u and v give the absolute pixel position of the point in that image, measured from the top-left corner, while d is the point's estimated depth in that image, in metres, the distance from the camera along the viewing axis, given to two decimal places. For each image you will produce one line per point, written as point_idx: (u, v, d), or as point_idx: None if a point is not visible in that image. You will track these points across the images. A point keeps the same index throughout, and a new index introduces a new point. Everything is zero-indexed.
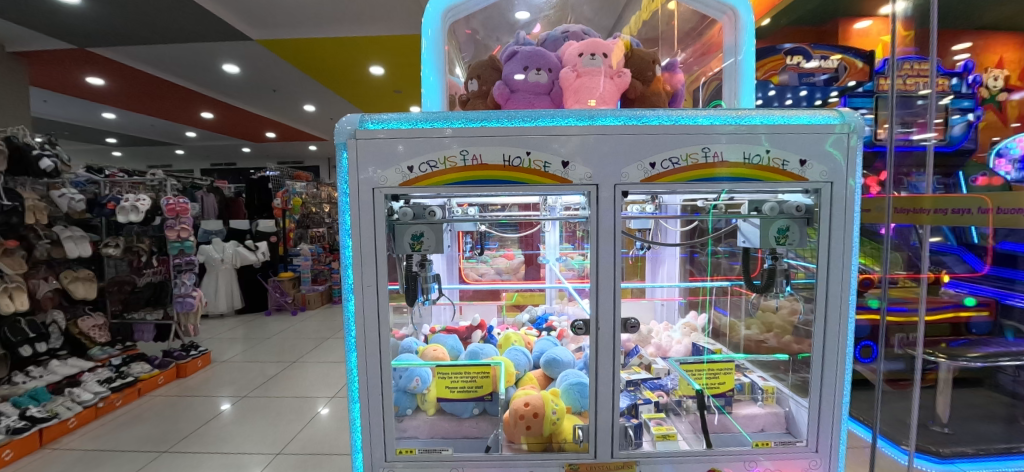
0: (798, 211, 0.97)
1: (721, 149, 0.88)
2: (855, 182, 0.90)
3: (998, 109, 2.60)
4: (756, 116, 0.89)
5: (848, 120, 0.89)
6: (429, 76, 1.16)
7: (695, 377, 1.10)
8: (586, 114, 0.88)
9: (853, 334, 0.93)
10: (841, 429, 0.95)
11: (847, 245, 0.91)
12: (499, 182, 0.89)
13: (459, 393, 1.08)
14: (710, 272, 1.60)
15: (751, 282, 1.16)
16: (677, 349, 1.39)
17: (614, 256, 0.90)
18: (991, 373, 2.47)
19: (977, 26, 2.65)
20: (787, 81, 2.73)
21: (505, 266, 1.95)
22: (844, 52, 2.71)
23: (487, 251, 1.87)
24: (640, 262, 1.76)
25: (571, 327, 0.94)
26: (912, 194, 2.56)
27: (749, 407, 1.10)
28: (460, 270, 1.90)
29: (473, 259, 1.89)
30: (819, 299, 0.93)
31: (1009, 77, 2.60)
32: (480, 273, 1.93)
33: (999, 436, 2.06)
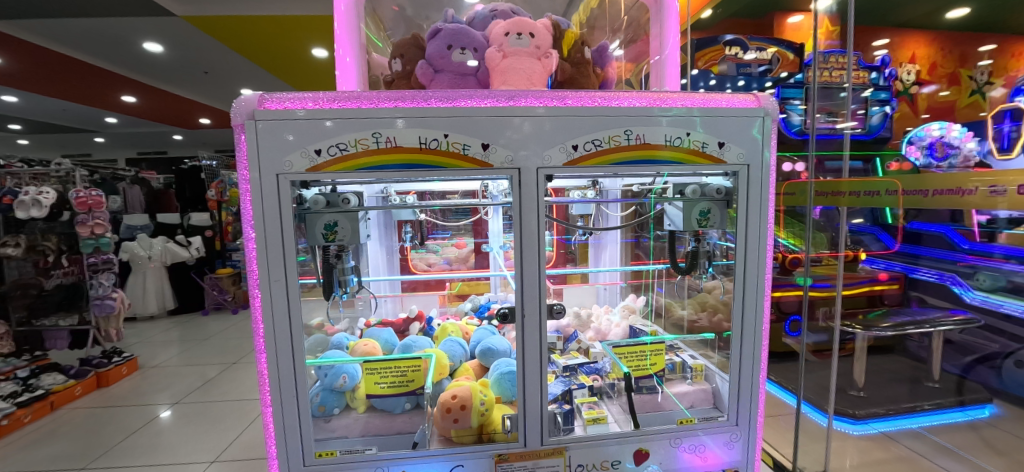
0: (718, 194, 0.98)
1: (643, 132, 0.88)
2: (769, 165, 0.92)
3: (910, 101, 3.36)
4: (675, 99, 0.89)
5: (764, 105, 0.92)
6: (341, 56, 1.07)
7: (626, 360, 1.09)
8: (507, 95, 0.85)
9: (768, 312, 0.97)
10: (759, 402, 0.99)
11: (762, 227, 0.94)
12: (417, 167, 0.85)
13: (389, 388, 1.06)
14: (653, 256, 1.48)
15: (676, 265, 1.17)
16: (615, 332, 1.33)
17: (539, 240, 0.88)
18: (900, 340, 2.72)
19: (895, 25, 3.23)
20: (727, 71, 2.88)
21: (454, 256, 1.84)
22: (777, 44, 2.84)
23: (435, 240, 1.78)
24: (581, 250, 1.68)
25: (497, 315, 0.91)
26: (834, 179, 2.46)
27: (679, 386, 1.14)
28: (405, 260, 1.84)
29: (420, 249, 1.82)
30: (737, 281, 0.95)
31: (920, 71, 3.29)
32: (429, 263, 1.85)
33: (905, 395, 2.27)
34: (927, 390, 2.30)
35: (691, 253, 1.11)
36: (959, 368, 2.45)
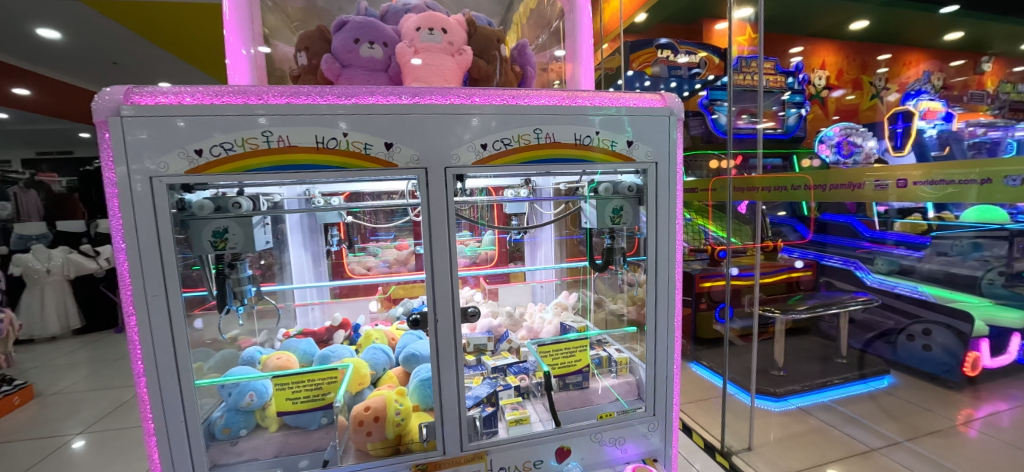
0: (629, 191, 1.00)
1: (552, 131, 0.88)
2: (674, 163, 0.95)
3: (822, 104, 3.92)
4: (582, 98, 0.89)
5: (669, 104, 0.94)
6: (229, 36, 1.01)
7: (550, 358, 1.08)
8: (410, 91, 0.82)
9: (679, 305, 1.00)
10: (673, 392, 1.03)
11: (671, 223, 0.96)
12: (314, 167, 0.79)
13: (303, 404, 0.98)
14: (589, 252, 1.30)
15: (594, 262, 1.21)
16: (547, 330, 1.33)
17: (450, 242, 0.85)
18: (814, 321, 2.98)
19: (808, 35, 3.75)
20: (660, 72, 3.08)
21: (394, 258, 1.63)
22: (705, 48, 3.16)
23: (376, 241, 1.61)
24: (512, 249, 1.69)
25: (408, 321, 0.87)
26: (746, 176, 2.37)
27: (604, 380, 1.15)
28: (343, 265, 1.70)
29: (357, 251, 1.67)
30: (649, 276, 0.98)
31: (829, 77, 3.85)
32: (367, 266, 1.68)
33: (817, 371, 2.49)
34: (835, 366, 2.53)
35: (607, 249, 1.14)
36: (861, 343, 2.67)
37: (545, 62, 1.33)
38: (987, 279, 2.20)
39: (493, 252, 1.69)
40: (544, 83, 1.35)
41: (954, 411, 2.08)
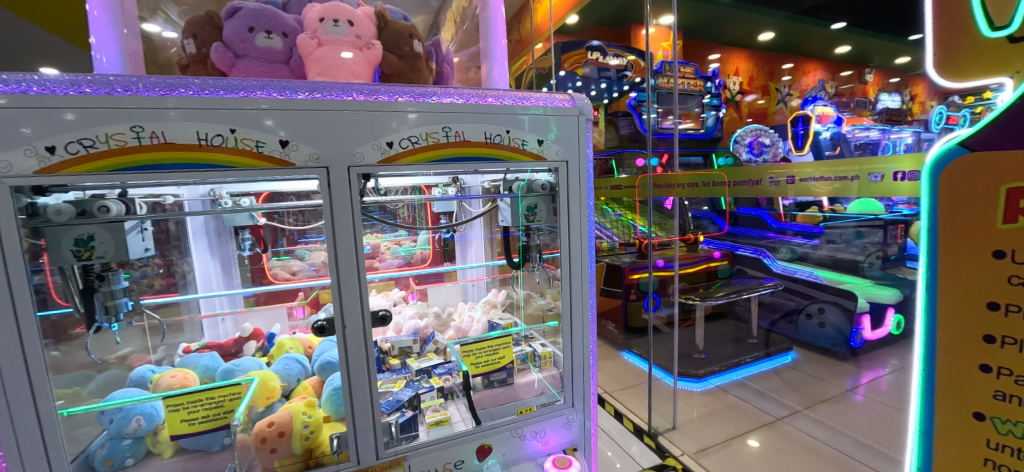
0: (543, 190, 1.05)
1: (462, 129, 0.88)
2: (583, 161, 0.99)
3: (736, 107, 4.26)
4: (491, 97, 0.90)
5: (577, 104, 0.98)
6: (90, 10, 0.88)
7: (476, 356, 1.08)
8: (307, 86, 0.77)
9: (593, 298, 1.05)
10: (590, 383, 1.07)
11: (582, 220, 1.00)
12: (198, 167, 0.73)
13: (202, 424, 0.89)
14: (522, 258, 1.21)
15: (512, 261, 1.29)
16: (475, 329, 1.31)
17: (357, 244, 0.83)
18: (731, 306, 3.26)
19: (724, 43, 4.11)
20: (590, 73, 3.44)
21: (320, 261, 1.52)
22: (632, 53, 3.56)
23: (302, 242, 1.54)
24: (442, 246, 1.69)
25: (315, 329, 0.85)
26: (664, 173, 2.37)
27: (528, 375, 1.18)
28: (263, 269, 1.57)
29: (278, 256, 1.58)
30: (563, 272, 1.01)
31: (743, 83, 4.24)
32: (292, 270, 1.55)
33: (732, 352, 2.72)
34: (747, 345, 2.79)
35: (523, 247, 1.19)
36: (767, 323, 2.95)
37: (465, 61, 1.33)
38: (867, 263, 2.61)
39: (429, 252, 1.70)
40: (465, 82, 1.34)
41: (843, 380, 2.37)
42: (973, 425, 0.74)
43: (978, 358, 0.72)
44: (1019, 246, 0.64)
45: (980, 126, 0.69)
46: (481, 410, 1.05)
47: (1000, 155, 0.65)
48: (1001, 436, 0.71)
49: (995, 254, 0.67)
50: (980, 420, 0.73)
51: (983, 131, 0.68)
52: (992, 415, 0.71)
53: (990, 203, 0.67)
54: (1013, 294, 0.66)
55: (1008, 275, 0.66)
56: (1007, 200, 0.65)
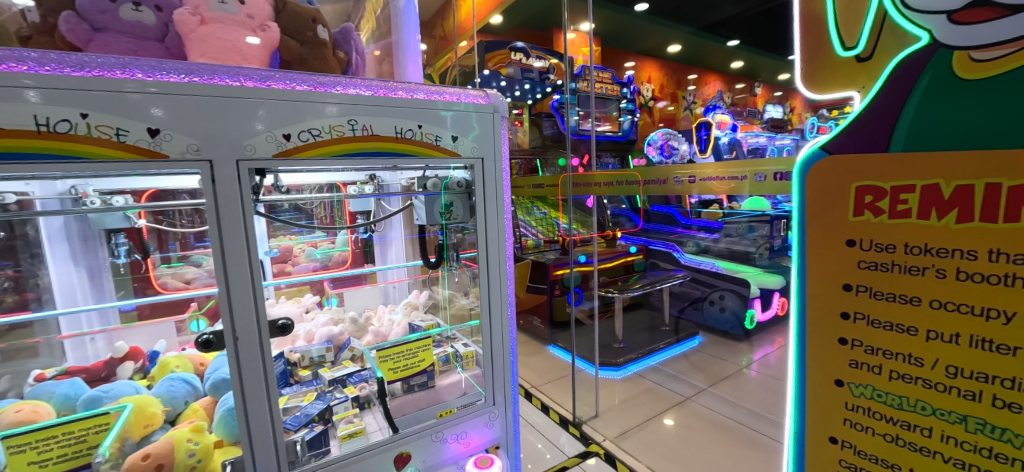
0: (459, 187, 1.04)
1: (369, 122, 0.84)
2: (496, 159, 1.00)
3: (649, 111, 4.60)
4: (399, 91, 0.87)
5: (492, 101, 0.98)
6: None
7: (394, 360, 1.05)
8: (185, 68, 0.68)
9: (512, 296, 1.06)
10: (511, 381, 1.08)
11: (499, 218, 1.01)
12: (36, 157, 0.60)
13: (52, 466, 0.74)
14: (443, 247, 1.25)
15: (428, 261, 1.29)
16: (395, 332, 1.25)
17: (248, 247, 0.75)
18: (646, 297, 3.52)
19: (638, 51, 4.43)
20: (514, 73, 3.59)
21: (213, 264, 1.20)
22: (553, 56, 3.78)
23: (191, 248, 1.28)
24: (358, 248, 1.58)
25: (197, 344, 0.74)
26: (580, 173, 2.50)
27: (450, 376, 1.16)
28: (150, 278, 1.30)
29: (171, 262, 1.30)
30: (482, 269, 1.02)
31: (654, 89, 4.59)
32: (186, 279, 1.30)
33: (648, 339, 2.95)
34: (660, 332, 3.04)
35: (441, 246, 1.25)
36: (676, 310, 3.25)
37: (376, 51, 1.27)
38: (757, 254, 2.98)
39: (349, 254, 1.59)
40: (379, 75, 1.28)
41: (739, 358, 2.68)
42: (833, 391, 0.81)
43: (836, 332, 0.79)
44: (865, 235, 0.72)
45: (836, 132, 0.77)
46: (397, 416, 1.01)
47: (851, 156, 0.73)
48: (856, 399, 0.78)
49: (848, 242, 0.75)
50: (840, 386, 0.80)
51: (839, 136, 0.75)
52: (850, 380, 0.78)
53: (841, 199, 0.75)
54: (862, 275, 0.74)
55: (857, 260, 0.74)
56: (856, 197, 0.73)
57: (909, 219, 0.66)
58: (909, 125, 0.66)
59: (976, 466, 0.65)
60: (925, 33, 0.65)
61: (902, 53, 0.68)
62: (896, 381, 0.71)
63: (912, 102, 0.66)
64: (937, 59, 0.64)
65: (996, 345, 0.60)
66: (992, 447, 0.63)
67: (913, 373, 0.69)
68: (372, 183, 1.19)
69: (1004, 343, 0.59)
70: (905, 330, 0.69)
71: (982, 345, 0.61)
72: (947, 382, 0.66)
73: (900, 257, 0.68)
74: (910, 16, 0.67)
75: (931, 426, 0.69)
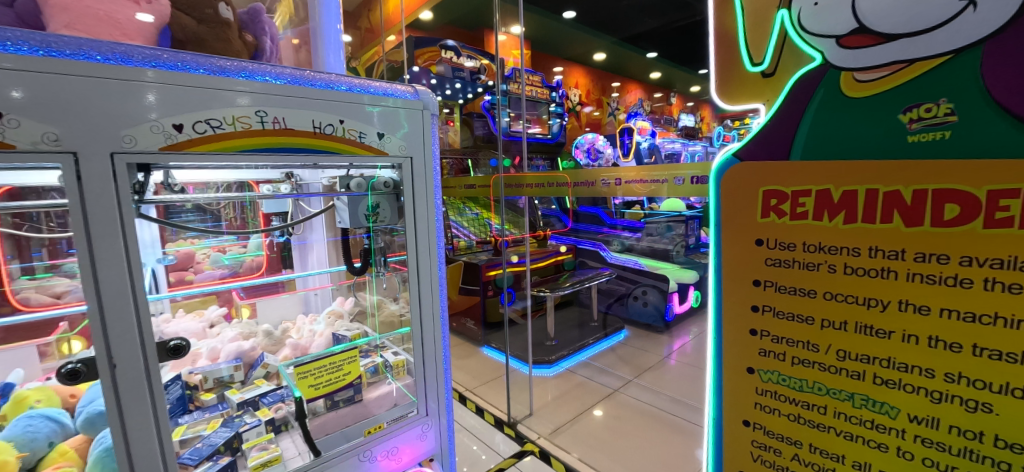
0: (386, 187, 0.99)
1: (282, 115, 0.76)
2: (427, 158, 0.96)
3: (577, 116, 4.78)
4: (319, 82, 0.80)
5: (422, 98, 0.95)
6: None
7: (316, 376, 0.96)
8: (41, 38, 0.55)
9: (444, 303, 1.04)
10: (446, 391, 1.06)
11: (430, 220, 0.98)
12: None
13: None
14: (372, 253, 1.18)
15: (351, 265, 1.22)
16: (317, 344, 1.14)
17: (129, 259, 0.64)
18: (575, 295, 3.67)
19: (565, 57, 4.61)
20: (444, 71, 3.57)
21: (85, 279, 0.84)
22: (484, 57, 3.83)
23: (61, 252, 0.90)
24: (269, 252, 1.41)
25: (60, 375, 0.60)
26: (513, 174, 2.53)
27: (379, 388, 1.09)
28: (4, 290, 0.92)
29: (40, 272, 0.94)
30: (411, 274, 0.97)
31: (582, 94, 4.79)
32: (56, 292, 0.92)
33: (577, 335, 3.07)
34: (589, 328, 3.19)
35: (369, 250, 1.17)
36: (604, 306, 3.42)
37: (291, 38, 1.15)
38: (675, 252, 3.28)
39: (263, 259, 1.41)
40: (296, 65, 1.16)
41: (661, 349, 2.90)
42: (745, 378, 0.89)
43: (748, 324, 0.87)
44: (772, 235, 0.80)
45: (746, 140, 0.84)
46: (318, 437, 0.93)
47: (760, 163, 0.81)
48: (765, 384, 0.86)
49: (757, 242, 0.82)
50: (751, 373, 0.88)
51: (750, 144, 0.82)
52: (760, 368, 0.86)
53: (750, 202, 0.83)
54: (769, 272, 0.82)
55: (765, 257, 0.82)
56: (763, 200, 0.81)
57: (806, 220, 0.75)
58: (806, 139, 0.76)
59: (859, 436, 0.75)
60: (818, 54, 0.74)
61: (800, 71, 0.77)
62: (797, 366, 0.80)
63: (809, 118, 0.75)
64: (828, 79, 0.74)
65: (875, 330, 0.70)
66: (873, 419, 0.73)
67: (811, 358, 0.78)
68: (289, 183, 1.09)
69: (881, 328, 0.69)
70: (804, 319, 0.78)
71: (864, 331, 0.71)
72: (838, 365, 0.75)
73: (799, 255, 0.77)
74: (807, 38, 0.76)
75: (825, 405, 0.78)
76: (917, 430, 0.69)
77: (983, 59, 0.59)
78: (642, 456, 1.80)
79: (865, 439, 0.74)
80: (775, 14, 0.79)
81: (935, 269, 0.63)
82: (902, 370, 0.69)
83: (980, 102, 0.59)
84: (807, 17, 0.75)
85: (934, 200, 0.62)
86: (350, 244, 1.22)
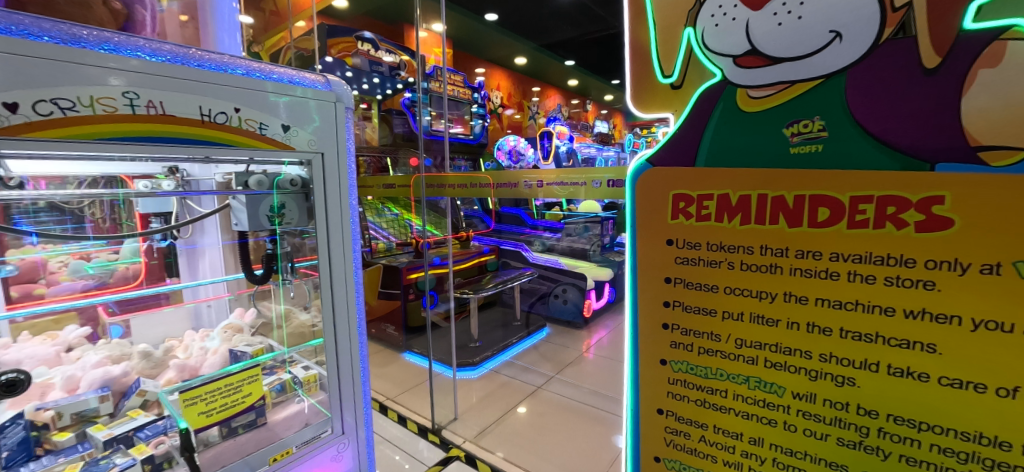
0: (293, 186, 0.91)
1: (159, 98, 0.64)
2: (341, 154, 0.89)
3: (499, 118, 4.83)
4: (209, 64, 0.70)
5: (335, 89, 0.87)
6: None
7: (207, 401, 0.83)
8: None
9: (361, 312, 0.98)
10: (363, 405, 1.01)
11: (345, 223, 0.91)
12: None
13: None
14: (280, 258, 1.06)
15: (251, 274, 1.09)
16: (210, 363, 0.98)
17: None
18: (498, 295, 3.70)
19: (487, 60, 4.64)
20: (360, 64, 3.37)
21: None
22: (404, 52, 3.71)
23: None
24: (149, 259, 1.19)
25: None
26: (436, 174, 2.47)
27: (287, 408, 0.99)
28: None
29: None
30: (324, 280, 0.89)
31: (503, 96, 4.85)
32: None
33: (501, 335, 3.10)
34: (512, 327, 3.24)
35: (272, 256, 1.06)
36: (527, 305, 3.50)
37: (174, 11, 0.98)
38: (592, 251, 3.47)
39: (142, 266, 1.17)
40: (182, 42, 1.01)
41: (580, 344, 3.05)
42: (659, 369, 0.97)
43: (661, 319, 0.94)
44: (681, 236, 0.88)
45: (658, 147, 0.92)
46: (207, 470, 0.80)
47: (669, 169, 0.89)
48: (676, 373, 0.94)
49: (668, 242, 0.90)
50: (664, 364, 0.96)
51: (661, 151, 0.90)
52: (671, 359, 0.94)
53: (662, 205, 0.90)
54: (679, 269, 0.90)
55: (675, 256, 0.90)
56: (673, 203, 0.89)
57: (708, 222, 0.84)
58: (708, 149, 0.84)
59: (753, 414, 0.85)
60: (718, 71, 0.83)
61: (702, 86, 0.85)
62: (703, 355, 0.89)
63: (710, 130, 0.84)
64: (726, 95, 0.82)
65: (765, 319, 0.81)
66: (765, 399, 0.83)
67: (714, 347, 0.88)
68: (174, 178, 0.96)
69: (769, 317, 0.80)
70: (708, 312, 0.87)
71: (757, 320, 0.81)
72: (736, 352, 0.85)
73: (704, 254, 0.86)
74: (709, 55, 0.83)
75: (726, 388, 0.87)
76: (799, 405, 0.79)
77: (845, 84, 0.71)
78: (565, 449, 1.87)
79: (758, 416, 0.85)
80: (682, 32, 0.86)
81: (811, 264, 0.74)
82: (787, 353, 0.79)
83: (843, 119, 0.71)
84: (709, 36, 0.83)
85: (811, 204, 0.73)
86: (250, 249, 1.10)
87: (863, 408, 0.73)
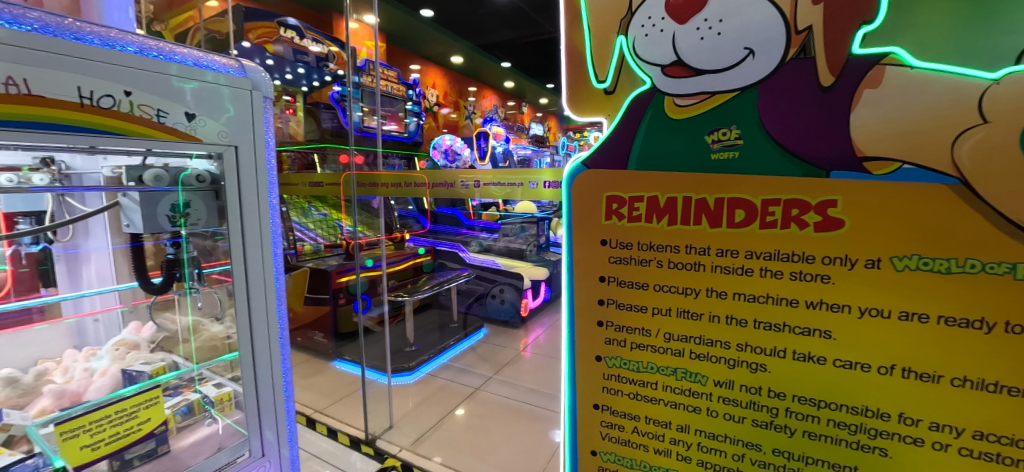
0: (200, 182, 0.81)
1: (24, 74, 0.53)
2: (258, 147, 0.81)
3: (435, 116, 4.74)
4: (93, 39, 0.59)
5: (251, 76, 0.79)
6: None
7: (93, 434, 0.71)
8: None
9: (282, 322, 0.90)
10: (286, 424, 0.93)
11: (263, 225, 0.83)
12: None
13: None
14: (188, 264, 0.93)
15: (148, 282, 0.92)
16: (98, 386, 0.83)
17: None
18: (435, 297, 3.63)
19: (422, 56, 4.53)
20: (283, 52, 3.12)
21: None
22: (332, 42, 3.50)
23: None
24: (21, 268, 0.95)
25: None
26: (369, 172, 2.36)
27: (195, 431, 0.88)
28: None
29: None
30: (238, 288, 0.80)
31: (439, 94, 4.77)
32: None
33: (438, 338, 3.04)
34: (450, 329, 3.19)
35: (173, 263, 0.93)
36: (464, 306, 3.47)
37: None
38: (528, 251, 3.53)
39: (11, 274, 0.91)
40: None
41: (517, 343, 3.10)
42: (594, 365, 1.01)
43: (597, 316, 0.98)
44: (614, 237, 0.93)
45: (593, 150, 0.95)
46: None
47: (603, 172, 0.93)
48: (610, 369, 0.99)
49: (602, 242, 0.95)
50: (599, 360, 1.00)
51: (595, 154, 0.94)
52: (606, 355, 0.99)
53: (597, 207, 0.94)
54: (613, 269, 0.94)
55: (609, 256, 0.94)
56: (607, 205, 0.93)
57: (638, 224, 0.90)
58: (638, 154, 0.89)
59: (679, 403, 0.92)
60: (647, 79, 0.88)
61: (633, 92, 0.89)
62: (635, 349, 0.95)
63: (641, 135, 0.89)
64: (655, 102, 0.87)
65: (690, 313, 0.87)
66: (689, 387, 0.90)
67: (645, 341, 0.93)
68: (48, 171, 0.82)
69: (692, 311, 0.87)
70: (639, 309, 0.93)
71: (682, 314, 0.88)
72: (664, 345, 0.91)
73: (635, 253, 0.91)
74: (641, 63, 0.88)
75: (656, 381, 0.93)
76: (718, 391, 0.87)
77: (755, 98, 0.78)
78: (504, 449, 1.89)
79: (685, 405, 0.91)
80: (616, 39, 0.90)
81: (730, 262, 0.82)
82: (709, 344, 0.87)
83: (755, 130, 0.78)
84: (640, 46, 0.88)
85: (729, 206, 0.80)
86: (146, 253, 0.94)
87: (772, 390, 0.82)
